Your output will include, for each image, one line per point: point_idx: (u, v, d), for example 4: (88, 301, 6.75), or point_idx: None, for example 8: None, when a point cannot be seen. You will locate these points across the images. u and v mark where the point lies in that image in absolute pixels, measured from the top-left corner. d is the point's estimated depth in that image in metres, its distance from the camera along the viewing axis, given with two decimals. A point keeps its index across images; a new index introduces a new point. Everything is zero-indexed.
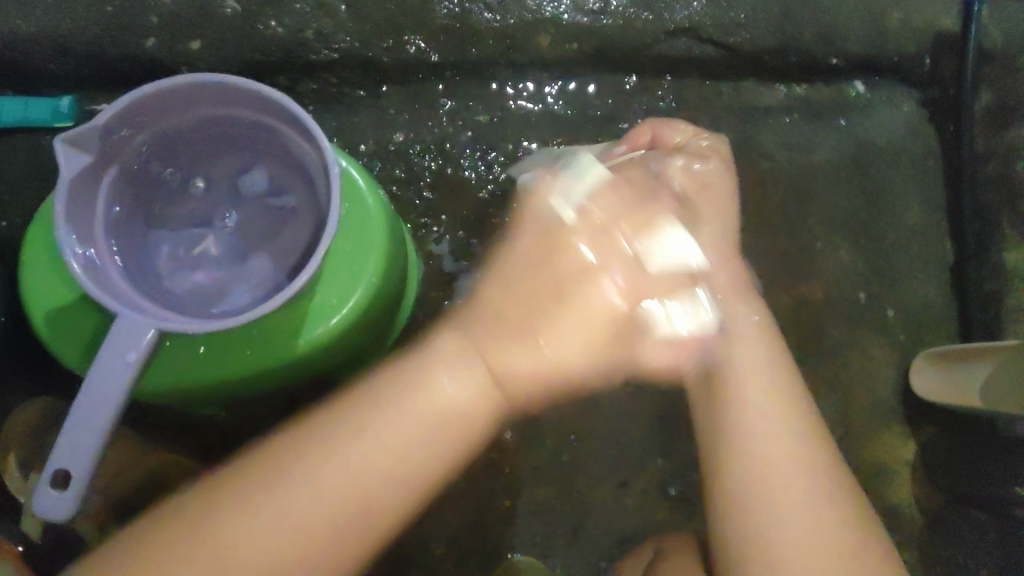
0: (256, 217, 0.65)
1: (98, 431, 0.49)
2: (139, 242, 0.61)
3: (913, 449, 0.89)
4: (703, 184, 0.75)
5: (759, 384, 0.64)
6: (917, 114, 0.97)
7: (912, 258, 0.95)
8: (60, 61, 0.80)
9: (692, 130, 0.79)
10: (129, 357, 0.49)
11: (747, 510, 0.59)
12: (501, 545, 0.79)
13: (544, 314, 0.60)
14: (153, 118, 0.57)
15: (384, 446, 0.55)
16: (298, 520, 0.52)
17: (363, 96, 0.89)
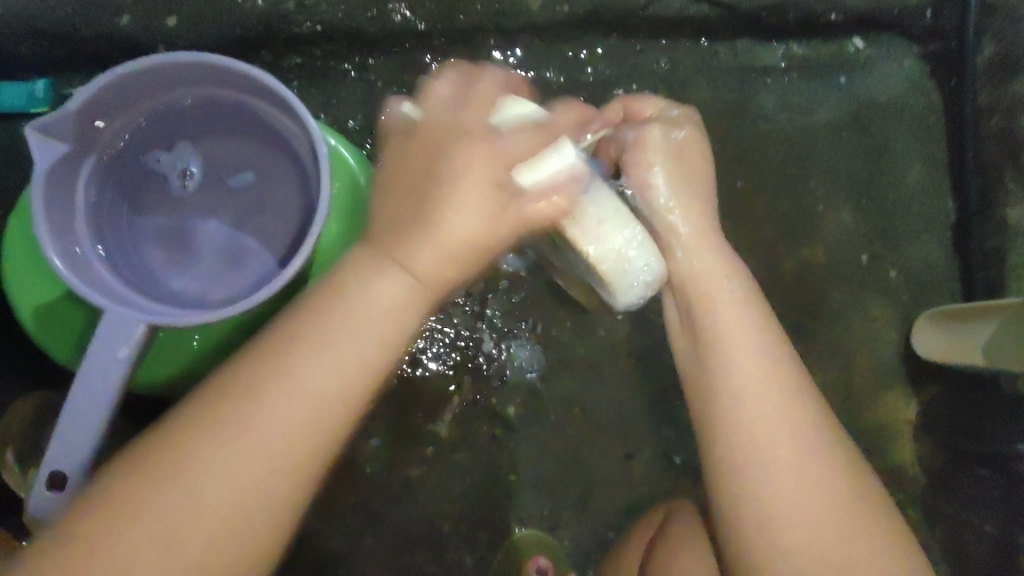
0: (246, 206, 0.63)
1: (92, 433, 0.48)
2: (126, 234, 0.59)
3: (915, 408, 0.89)
4: (678, 153, 0.67)
5: (740, 346, 0.61)
6: (918, 69, 0.95)
7: (914, 218, 0.94)
8: (32, 42, 0.76)
9: (662, 103, 0.71)
10: (120, 352, 0.48)
11: (749, 497, 0.57)
12: (509, 519, 0.79)
13: (467, 216, 0.51)
14: (130, 103, 0.55)
15: (329, 367, 0.50)
16: (238, 466, 0.47)
17: (351, 70, 0.87)
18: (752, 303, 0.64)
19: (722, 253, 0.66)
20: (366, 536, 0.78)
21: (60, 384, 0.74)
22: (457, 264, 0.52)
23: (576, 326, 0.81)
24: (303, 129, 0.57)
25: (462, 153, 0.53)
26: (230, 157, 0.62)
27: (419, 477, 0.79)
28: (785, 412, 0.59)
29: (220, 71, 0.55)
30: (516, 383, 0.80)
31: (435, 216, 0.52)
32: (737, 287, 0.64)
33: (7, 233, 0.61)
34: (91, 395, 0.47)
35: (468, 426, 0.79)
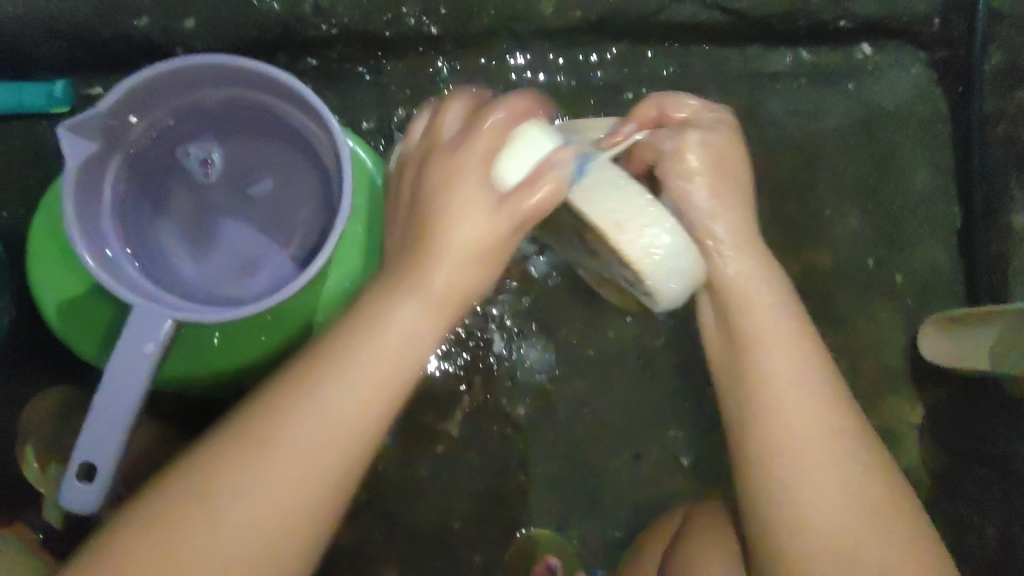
0: (266, 205, 0.64)
1: (120, 426, 0.49)
2: (149, 230, 0.60)
3: (919, 412, 0.91)
4: (716, 159, 0.65)
5: (785, 349, 0.61)
6: (926, 76, 0.96)
7: (920, 223, 0.95)
8: (52, 43, 0.77)
9: (699, 104, 0.69)
10: (148, 348, 0.49)
11: (778, 500, 0.58)
12: (519, 519, 0.80)
13: (476, 222, 0.55)
14: (156, 104, 0.56)
15: (341, 405, 0.51)
16: (281, 485, 0.49)
17: (364, 73, 0.88)
18: (773, 297, 0.64)
19: (752, 257, 0.64)
20: (377, 534, 0.79)
21: (79, 380, 0.74)
22: (491, 262, 0.57)
23: (586, 327, 0.82)
24: (326, 131, 0.58)
25: (439, 168, 0.56)
26: (251, 158, 0.63)
27: (431, 476, 0.80)
28: (812, 415, 0.60)
29: (246, 73, 0.56)
30: (526, 384, 0.81)
31: (434, 266, 0.55)
32: (767, 286, 0.64)
33: (33, 229, 0.62)
34: (119, 390, 0.48)
35: (479, 425, 0.80)
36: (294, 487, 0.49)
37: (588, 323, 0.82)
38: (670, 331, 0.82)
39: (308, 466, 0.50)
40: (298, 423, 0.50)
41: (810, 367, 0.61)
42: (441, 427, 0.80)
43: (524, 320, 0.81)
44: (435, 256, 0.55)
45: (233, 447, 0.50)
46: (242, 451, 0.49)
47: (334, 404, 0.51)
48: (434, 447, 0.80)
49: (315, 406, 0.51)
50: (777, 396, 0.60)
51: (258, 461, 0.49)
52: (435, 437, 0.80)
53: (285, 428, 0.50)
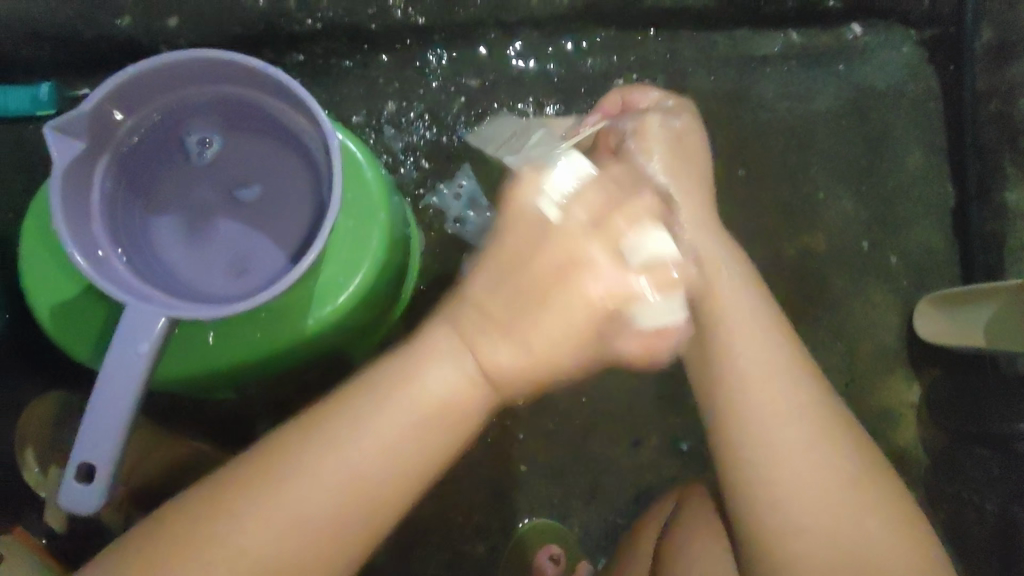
0: (257, 202, 0.63)
1: (115, 426, 0.48)
2: (140, 231, 0.60)
3: (918, 392, 0.91)
4: (675, 139, 0.74)
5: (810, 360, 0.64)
6: (917, 55, 0.96)
7: (914, 203, 0.94)
8: (34, 46, 0.76)
9: (657, 96, 0.78)
10: (142, 348, 0.48)
11: (764, 476, 0.58)
12: (519, 509, 0.80)
13: (557, 331, 0.51)
14: (143, 103, 0.56)
15: (381, 458, 0.51)
16: (299, 511, 0.48)
17: (351, 66, 0.87)
18: (750, 278, 0.67)
19: (723, 243, 0.69)
20: (381, 527, 0.79)
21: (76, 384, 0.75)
22: (531, 376, 0.54)
23: None
24: (314, 123, 0.58)
25: (564, 279, 0.50)
26: (241, 156, 0.63)
27: (432, 469, 0.80)
28: (795, 392, 0.60)
29: (231, 69, 0.56)
30: None
31: (530, 334, 0.51)
32: (742, 272, 0.68)
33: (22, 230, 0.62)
34: (115, 388, 0.48)
35: (478, 418, 0.80)
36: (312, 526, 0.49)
37: None
38: None
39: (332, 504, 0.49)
40: (340, 454, 0.50)
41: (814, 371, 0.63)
42: None
43: None
44: (547, 304, 0.51)
45: (279, 450, 0.50)
46: (260, 476, 0.49)
47: (374, 439, 0.51)
48: None
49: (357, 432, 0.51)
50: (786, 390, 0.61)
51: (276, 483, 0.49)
52: None
53: (323, 462, 0.50)
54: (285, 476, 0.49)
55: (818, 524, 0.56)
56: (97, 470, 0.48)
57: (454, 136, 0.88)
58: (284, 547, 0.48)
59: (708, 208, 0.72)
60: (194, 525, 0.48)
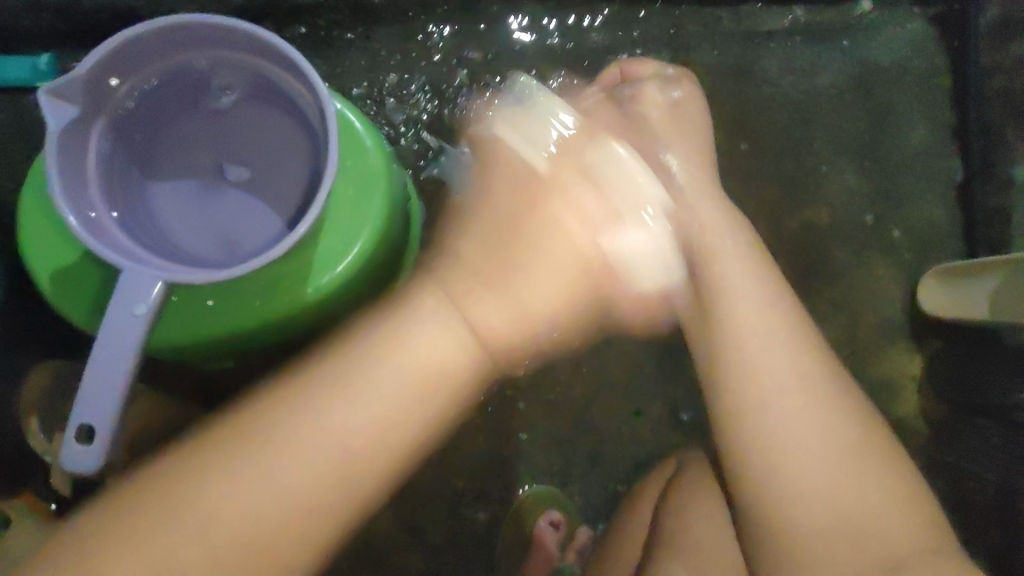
0: (252, 169, 0.63)
1: (112, 385, 0.49)
2: (137, 196, 0.60)
3: (919, 363, 0.91)
4: (673, 110, 0.78)
5: (782, 304, 0.65)
6: (924, 30, 0.95)
7: (917, 177, 0.94)
8: (36, 16, 0.77)
9: (660, 65, 0.81)
10: (139, 309, 0.49)
11: (761, 458, 0.58)
12: (518, 477, 0.81)
13: (539, 289, 0.61)
14: (138, 68, 0.57)
15: (362, 417, 0.50)
16: (281, 477, 0.47)
17: (353, 39, 0.87)
18: (745, 250, 0.70)
19: (716, 213, 0.72)
20: (382, 493, 0.80)
21: (74, 353, 0.75)
22: (515, 329, 0.59)
23: None
24: (309, 90, 0.58)
25: (549, 205, 0.65)
26: (240, 125, 0.63)
27: None
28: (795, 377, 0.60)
29: (227, 35, 0.56)
30: None
31: (520, 288, 0.59)
32: (734, 243, 0.70)
33: (22, 196, 0.62)
34: (112, 349, 0.49)
35: (478, 388, 0.80)
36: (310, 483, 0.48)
37: None
38: None
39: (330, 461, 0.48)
40: (332, 414, 0.49)
41: (789, 317, 0.64)
42: None
43: None
44: (533, 257, 0.62)
45: (267, 415, 0.49)
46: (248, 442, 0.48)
47: (365, 401, 0.50)
48: None
49: (350, 389, 0.50)
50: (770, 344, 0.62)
51: (266, 461, 0.47)
52: None
53: (308, 429, 0.49)
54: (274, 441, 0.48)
55: (814, 472, 0.56)
56: (94, 427, 0.48)
57: (455, 109, 0.88)
58: (265, 529, 0.46)
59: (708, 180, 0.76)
60: (182, 482, 0.46)
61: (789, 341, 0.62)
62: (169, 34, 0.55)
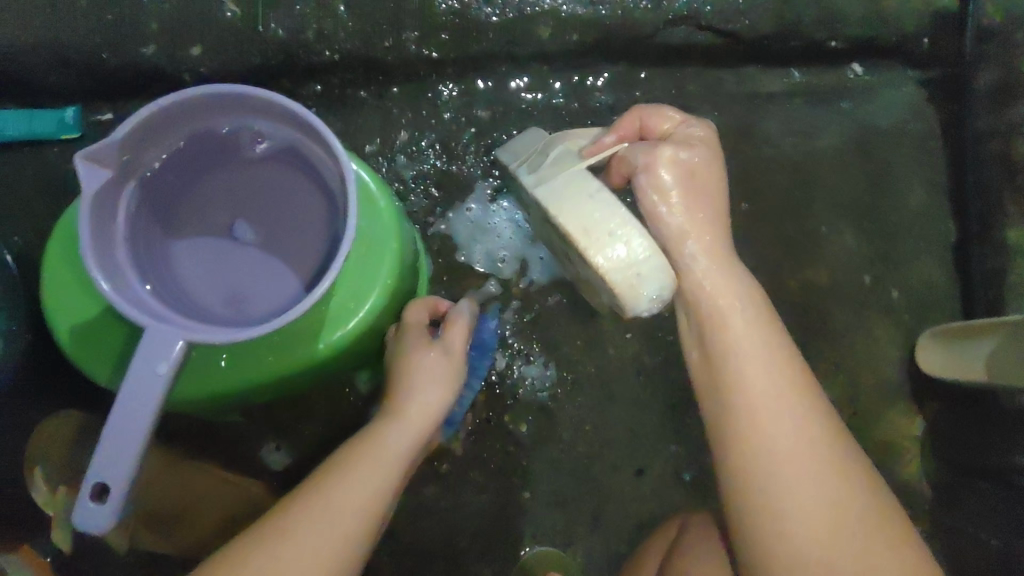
0: (272, 227, 0.64)
1: (132, 447, 0.49)
2: (160, 254, 0.61)
3: (920, 425, 0.91)
4: (689, 175, 0.67)
5: (782, 354, 0.63)
6: (918, 94, 0.98)
7: (915, 238, 0.96)
8: (61, 73, 0.79)
9: (680, 118, 0.71)
10: (159, 369, 0.49)
11: (763, 518, 0.58)
12: (521, 536, 0.80)
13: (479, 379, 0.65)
14: (166, 131, 0.58)
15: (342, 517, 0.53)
16: None
17: (367, 97, 0.90)
18: (752, 303, 0.65)
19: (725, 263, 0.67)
20: (384, 550, 0.79)
21: (90, 404, 0.74)
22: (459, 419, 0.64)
23: (587, 343, 0.83)
24: (332, 155, 0.60)
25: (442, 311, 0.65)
26: (265, 186, 0.64)
27: (436, 495, 0.80)
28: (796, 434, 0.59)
29: (255, 102, 0.58)
30: (526, 404, 0.81)
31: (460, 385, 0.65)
32: (745, 303, 0.65)
33: (47, 252, 0.63)
34: (132, 410, 0.49)
35: (482, 444, 0.81)
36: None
37: (588, 339, 0.83)
38: (669, 348, 0.84)
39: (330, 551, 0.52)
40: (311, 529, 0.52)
41: (786, 364, 0.63)
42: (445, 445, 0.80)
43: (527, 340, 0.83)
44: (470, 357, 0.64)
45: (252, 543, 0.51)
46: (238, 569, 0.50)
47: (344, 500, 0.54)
48: (436, 464, 0.80)
49: (340, 482, 0.56)
50: (764, 400, 0.61)
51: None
52: (439, 456, 0.80)
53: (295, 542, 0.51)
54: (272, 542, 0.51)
55: (806, 541, 0.56)
56: (114, 488, 0.48)
57: (464, 166, 0.90)
58: None
59: (721, 238, 0.67)
60: None
61: (797, 402, 0.61)
62: (198, 100, 0.56)
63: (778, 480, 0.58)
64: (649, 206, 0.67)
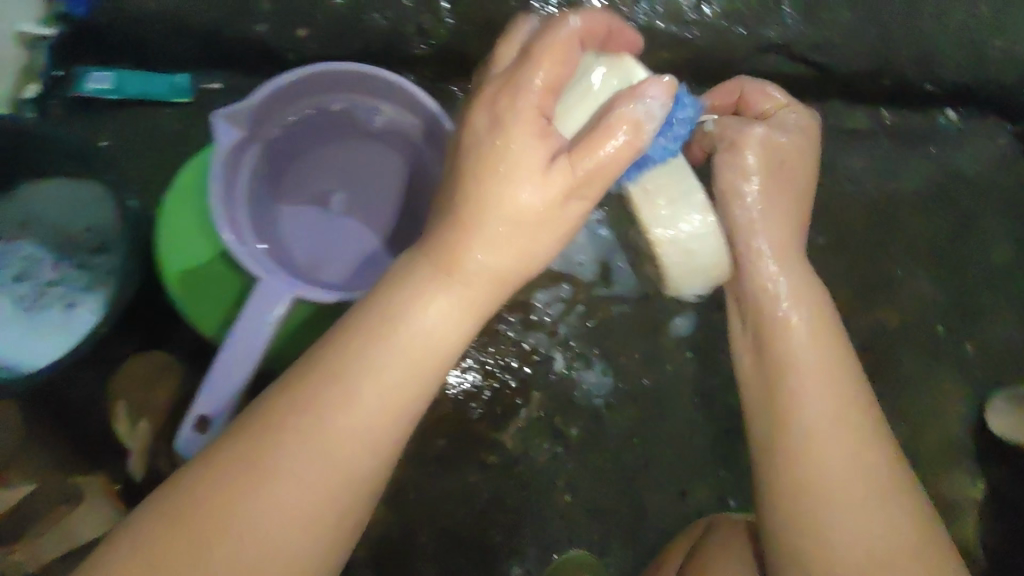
0: (370, 204, 0.68)
1: (235, 383, 0.52)
2: (270, 215, 0.65)
3: (982, 489, 0.87)
4: (778, 161, 0.64)
5: (819, 323, 0.61)
6: (1012, 149, 0.96)
7: (996, 295, 0.93)
8: (179, 41, 0.84)
9: (784, 102, 0.68)
10: (271, 317, 0.53)
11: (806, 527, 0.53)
12: (558, 538, 0.78)
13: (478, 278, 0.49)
14: (295, 101, 0.63)
15: (303, 489, 0.43)
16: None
17: (456, 92, 0.92)
18: (798, 286, 0.62)
19: (772, 225, 0.64)
20: (420, 534, 0.77)
21: (171, 347, 0.77)
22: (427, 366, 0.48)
23: (645, 356, 0.83)
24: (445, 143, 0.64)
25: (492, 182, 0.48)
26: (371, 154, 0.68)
27: (477, 485, 0.78)
28: (837, 437, 0.55)
29: (380, 83, 0.62)
30: (578, 407, 0.81)
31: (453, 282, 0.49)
32: (791, 282, 0.62)
33: (173, 191, 0.67)
34: (239, 349, 0.52)
35: (530, 441, 0.79)
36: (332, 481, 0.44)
37: (647, 353, 0.83)
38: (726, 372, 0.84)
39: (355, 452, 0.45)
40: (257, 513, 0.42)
41: (818, 329, 0.60)
42: (493, 436, 0.79)
43: (588, 343, 0.83)
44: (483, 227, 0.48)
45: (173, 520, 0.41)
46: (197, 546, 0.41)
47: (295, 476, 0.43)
48: (482, 455, 0.78)
49: (345, 392, 0.45)
50: (799, 362, 0.58)
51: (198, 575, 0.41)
52: (486, 446, 0.79)
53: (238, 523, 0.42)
54: (290, 447, 0.44)
55: (849, 508, 0.53)
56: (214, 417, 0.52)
57: None
58: None
59: (788, 225, 0.64)
60: None
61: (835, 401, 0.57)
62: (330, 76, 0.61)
63: (817, 453, 0.55)
64: (723, 182, 0.64)
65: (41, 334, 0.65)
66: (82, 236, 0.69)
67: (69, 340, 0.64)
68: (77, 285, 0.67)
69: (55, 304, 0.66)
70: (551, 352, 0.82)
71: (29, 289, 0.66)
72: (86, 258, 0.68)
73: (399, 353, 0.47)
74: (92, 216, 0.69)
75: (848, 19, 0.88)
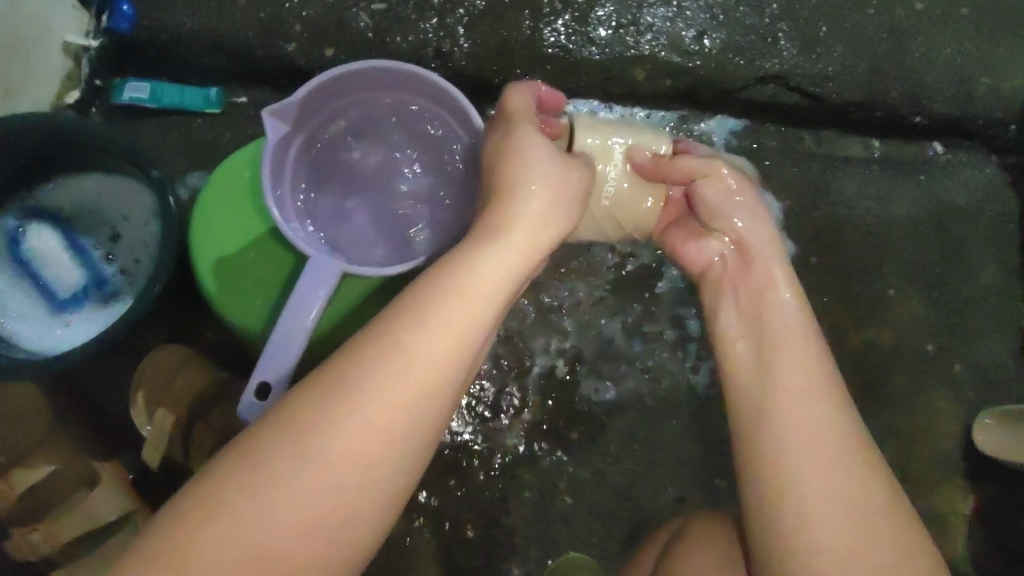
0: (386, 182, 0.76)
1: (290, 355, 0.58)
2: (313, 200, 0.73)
3: (970, 504, 0.91)
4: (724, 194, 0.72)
5: (783, 344, 0.62)
6: (998, 178, 1.00)
7: (983, 315, 0.96)
8: (212, 56, 0.88)
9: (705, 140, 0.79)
10: (320, 292, 0.59)
11: (797, 527, 0.53)
12: (556, 541, 0.81)
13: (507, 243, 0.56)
14: (313, 109, 0.69)
15: (379, 439, 0.48)
16: (314, 497, 0.46)
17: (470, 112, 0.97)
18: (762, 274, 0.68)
19: (555, 159, 0.61)
20: (424, 529, 0.80)
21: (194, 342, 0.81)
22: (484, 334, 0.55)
23: (645, 366, 0.84)
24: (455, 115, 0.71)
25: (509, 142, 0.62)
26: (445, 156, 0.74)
27: (482, 485, 0.81)
28: (829, 447, 0.56)
29: (383, 74, 0.69)
30: (581, 413, 0.83)
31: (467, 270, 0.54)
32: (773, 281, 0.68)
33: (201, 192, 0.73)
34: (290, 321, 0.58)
35: (534, 444, 0.82)
36: (359, 494, 0.47)
37: (649, 361, 0.84)
38: None
39: (381, 454, 0.48)
40: (339, 446, 0.47)
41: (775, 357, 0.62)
42: (498, 438, 0.82)
43: (587, 350, 0.84)
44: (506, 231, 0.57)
45: (281, 437, 0.47)
46: (294, 455, 0.47)
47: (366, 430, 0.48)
48: (488, 456, 0.82)
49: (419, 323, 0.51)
50: (791, 378, 0.60)
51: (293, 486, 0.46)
52: (491, 448, 0.82)
53: (341, 445, 0.47)
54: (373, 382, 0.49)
55: (832, 506, 0.53)
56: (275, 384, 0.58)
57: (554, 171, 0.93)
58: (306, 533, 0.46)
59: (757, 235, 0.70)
60: (227, 502, 0.45)
61: (837, 404, 0.58)
62: (335, 82, 0.68)
63: (765, 437, 0.58)
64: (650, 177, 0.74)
65: (72, 323, 0.73)
66: (101, 220, 0.76)
67: (99, 327, 0.73)
68: (100, 272, 0.75)
69: (78, 289, 0.74)
70: (552, 358, 0.84)
71: (33, 284, 0.73)
72: (102, 245, 0.75)
73: (448, 292, 0.53)
74: (109, 199, 0.76)
75: (839, 55, 0.95)
